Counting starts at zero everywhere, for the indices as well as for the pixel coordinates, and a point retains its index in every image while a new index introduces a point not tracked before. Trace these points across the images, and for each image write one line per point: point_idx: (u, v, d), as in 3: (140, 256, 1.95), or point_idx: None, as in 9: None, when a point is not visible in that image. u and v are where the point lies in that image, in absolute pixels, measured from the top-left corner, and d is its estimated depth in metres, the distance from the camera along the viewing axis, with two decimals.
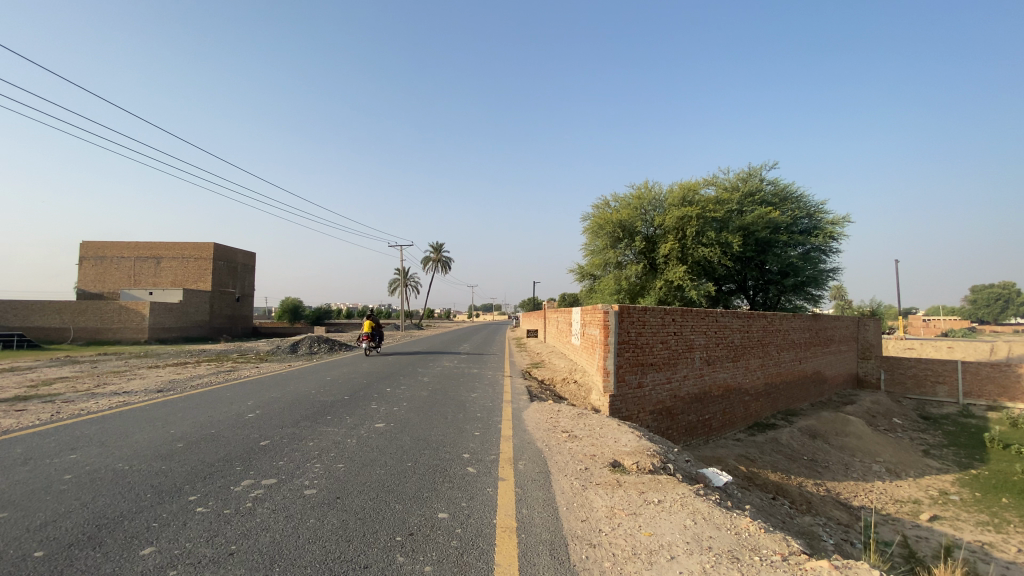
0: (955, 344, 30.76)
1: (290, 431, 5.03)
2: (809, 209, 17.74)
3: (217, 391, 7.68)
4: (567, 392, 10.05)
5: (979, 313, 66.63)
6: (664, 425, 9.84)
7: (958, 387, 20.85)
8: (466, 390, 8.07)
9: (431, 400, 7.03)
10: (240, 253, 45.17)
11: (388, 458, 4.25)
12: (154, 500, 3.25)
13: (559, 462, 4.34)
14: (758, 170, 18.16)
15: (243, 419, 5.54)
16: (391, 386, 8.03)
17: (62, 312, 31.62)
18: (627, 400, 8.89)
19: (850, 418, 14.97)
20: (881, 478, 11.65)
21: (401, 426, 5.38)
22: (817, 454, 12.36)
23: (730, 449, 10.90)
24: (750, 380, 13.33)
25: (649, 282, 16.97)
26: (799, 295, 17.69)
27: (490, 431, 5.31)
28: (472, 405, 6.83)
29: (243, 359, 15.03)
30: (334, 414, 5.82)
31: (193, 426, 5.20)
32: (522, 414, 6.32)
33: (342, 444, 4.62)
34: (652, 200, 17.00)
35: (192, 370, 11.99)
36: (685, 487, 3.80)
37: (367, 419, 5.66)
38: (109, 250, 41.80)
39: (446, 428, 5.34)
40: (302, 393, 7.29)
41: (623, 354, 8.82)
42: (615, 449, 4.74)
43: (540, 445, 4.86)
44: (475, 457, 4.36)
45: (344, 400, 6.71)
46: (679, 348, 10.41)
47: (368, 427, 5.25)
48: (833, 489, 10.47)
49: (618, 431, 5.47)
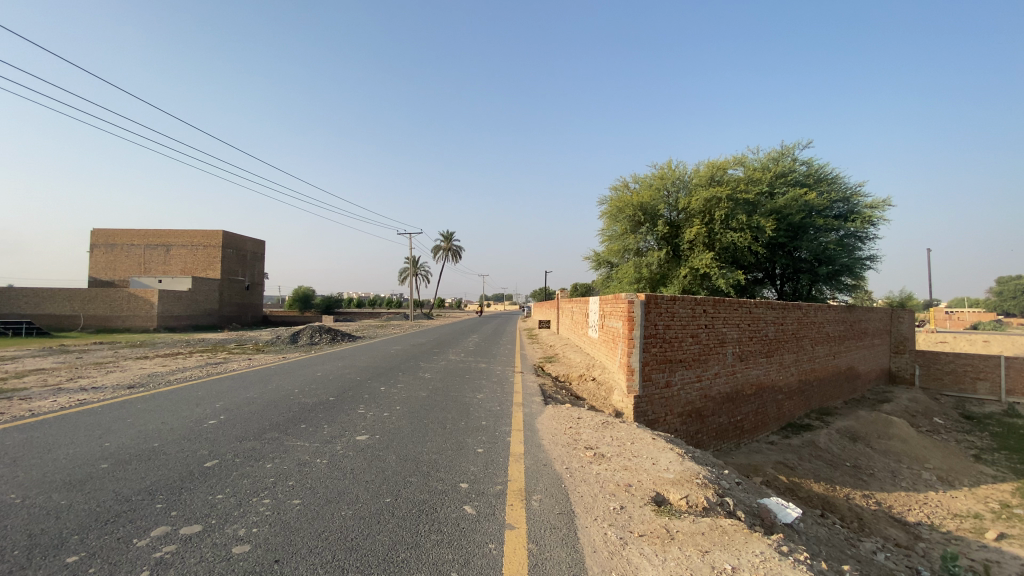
0: (990, 337, 29.08)
1: (249, 446, 4.07)
2: (845, 191, 16.31)
3: (189, 388, 6.76)
4: (585, 393, 9.00)
5: (1006, 306, 63.88)
6: (694, 429, 8.79)
7: (1001, 384, 19.41)
8: (471, 390, 7.06)
9: (429, 403, 6.02)
10: (250, 241, 44.72)
11: (364, 490, 3.26)
12: (15, 564, 2.27)
13: (584, 496, 3.33)
14: (790, 149, 16.78)
15: (199, 428, 4.59)
16: (386, 385, 7.06)
17: (72, 300, 31.31)
18: (654, 402, 7.85)
19: (892, 419, 13.74)
20: (933, 488, 10.46)
21: (388, 439, 4.39)
22: (860, 459, 11.20)
23: (766, 454, 9.81)
24: (784, 378, 12.19)
25: (672, 269, 15.78)
26: (834, 284, 16.37)
27: (496, 447, 4.31)
28: (476, 409, 5.80)
29: (239, 350, 14.18)
30: (309, 422, 4.84)
31: (135, 440, 4.27)
32: (536, 423, 5.28)
33: (307, 467, 3.64)
34: (676, 180, 15.75)
35: (179, 362, 11.16)
36: (761, 543, 2.77)
37: (349, 429, 4.69)
38: (119, 238, 41.50)
39: (444, 443, 4.34)
40: (282, 393, 6.33)
41: (650, 350, 7.77)
42: (655, 477, 3.72)
43: (561, 468, 3.87)
44: (475, 489, 3.34)
45: (328, 403, 5.74)
46: (710, 343, 9.32)
47: (348, 441, 4.28)
48: (883, 502, 9.34)
49: (655, 449, 4.42)
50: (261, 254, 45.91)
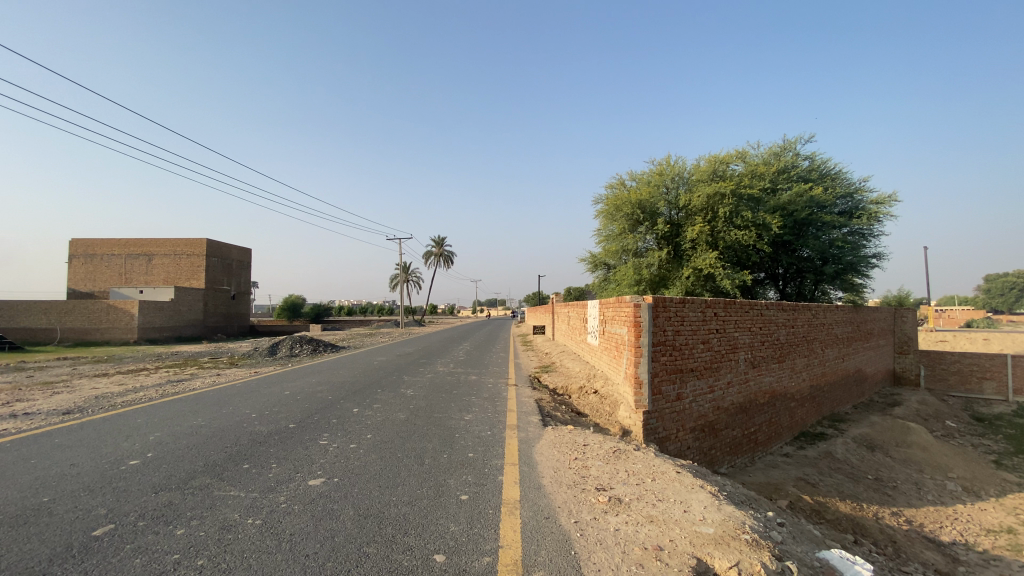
0: (989, 335, 28.55)
1: (164, 503, 3.15)
2: (849, 187, 15.64)
3: (128, 414, 5.80)
4: (587, 408, 8.14)
5: (994, 303, 63.98)
6: (706, 445, 7.95)
7: (1008, 383, 18.74)
8: (457, 410, 6.16)
9: (407, 429, 5.09)
10: (235, 249, 43.53)
11: (299, 572, 2.35)
12: None
13: (601, 569, 2.47)
14: (792, 144, 16.07)
15: (112, 476, 3.67)
16: (359, 406, 6.14)
17: (48, 312, 30.03)
18: (664, 417, 7.00)
19: (909, 424, 12.95)
20: (961, 500, 9.63)
21: (348, 484, 3.48)
22: (881, 471, 10.38)
23: (784, 470, 8.97)
24: (796, 384, 11.41)
25: (674, 271, 14.97)
26: (839, 284, 15.68)
27: (485, 492, 3.42)
28: (463, 436, 4.90)
29: (211, 364, 13.12)
30: (254, 461, 3.93)
31: (18, 494, 3.34)
32: (534, 453, 4.39)
33: (230, 535, 2.72)
34: (676, 175, 15.01)
35: (139, 379, 10.11)
36: None
37: (301, 469, 3.76)
38: (99, 248, 40.17)
39: (420, 488, 3.44)
40: (234, 419, 5.39)
41: (658, 359, 6.93)
42: (693, 534, 2.88)
43: (568, 523, 2.99)
44: (453, 565, 2.45)
45: (285, 432, 4.82)
46: (722, 349, 8.52)
47: (296, 489, 3.38)
48: (913, 519, 8.49)
49: (683, 489, 3.56)
50: (247, 262, 44.69)
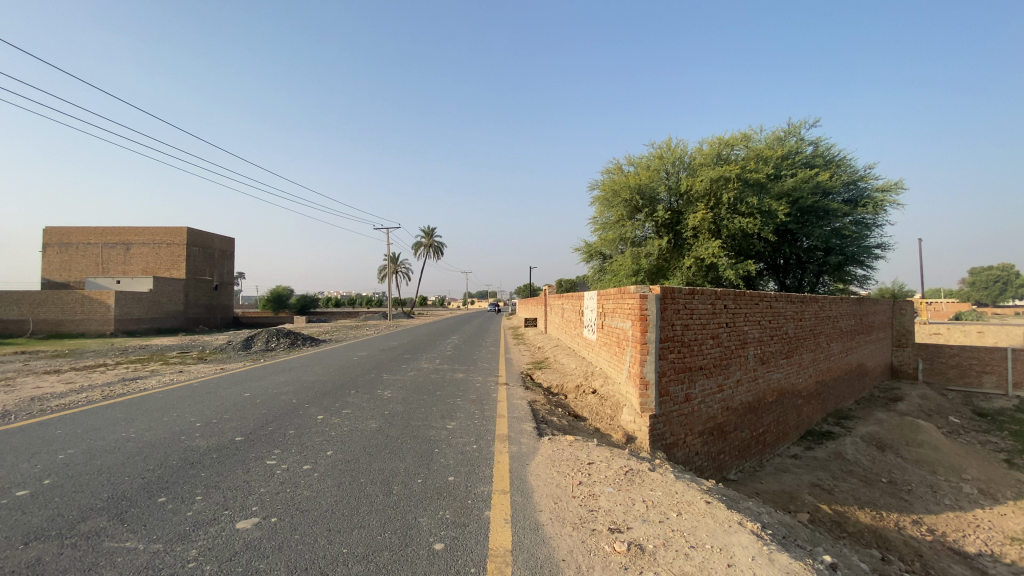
0: (983, 328, 28.34)
1: (20, 564, 2.29)
2: (855, 174, 14.98)
3: (48, 423, 4.91)
4: (586, 410, 7.38)
5: (978, 296, 64.61)
6: (715, 449, 7.24)
7: (1008, 377, 18.33)
8: (439, 417, 5.32)
9: (377, 443, 4.28)
10: (218, 239, 42.18)
11: None
12: None
13: None
14: (796, 128, 15.37)
15: None
16: (325, 413, 5.29)
17: (20, 303, 28.57)
18: (671, 422, 6.26)
19: (917, 422, 12.36)
20: (979, 505, 9.04)
21: (288, 528, 2.66)
22: (893, 473, 9.80)
23: (797, 475, 8.31)
24: (803, 380, 10.78)
25: (673, 260, 14.25)
26: (842, 276, 15.09)
27: (466, 540, 2.60)
28: (443, 452, 4.09)
29: (178, 359, 12.13)
30: (174, 492, 3.10)
31: None
32: (529, 476, 3.60)
33: None
34: (678, 159, 14.25)
35: (92, 377, 9.12)
36: None
37: (231, 504, 2.93)
38: (74, 237, 38.59)
39: (381, 535, 2.61)
40: (171, 431, 4.51)
41: (666, 356, 6.18)
42: None
43: None
44: None
45: (226, 449, 3.97)
46: (732, 344, 7.79)
47: (214, 537, 2.53)
48: (935, 527, 7.86)
49: (719, 530, 2.79)
50: (230, 252, 43.36)
